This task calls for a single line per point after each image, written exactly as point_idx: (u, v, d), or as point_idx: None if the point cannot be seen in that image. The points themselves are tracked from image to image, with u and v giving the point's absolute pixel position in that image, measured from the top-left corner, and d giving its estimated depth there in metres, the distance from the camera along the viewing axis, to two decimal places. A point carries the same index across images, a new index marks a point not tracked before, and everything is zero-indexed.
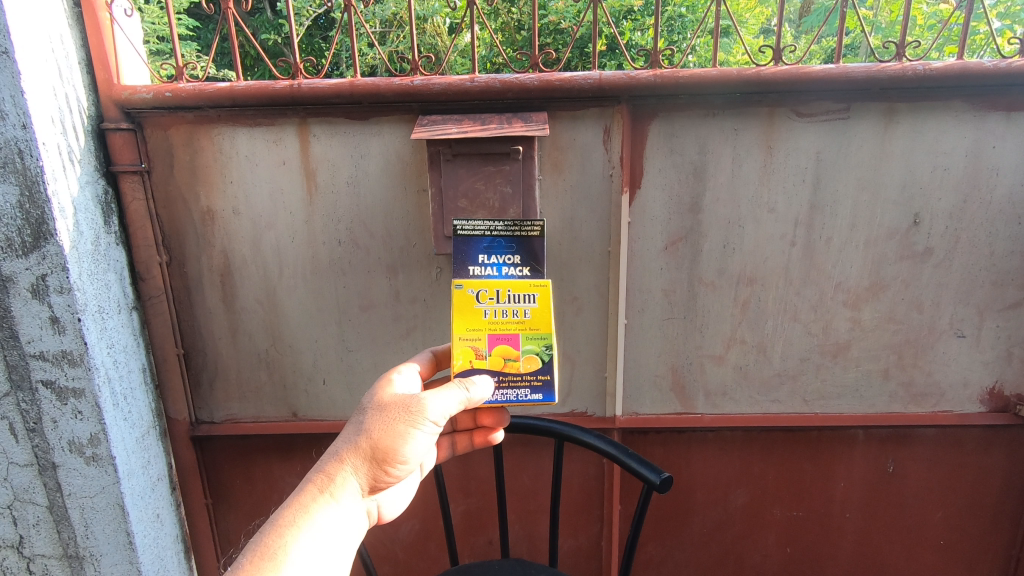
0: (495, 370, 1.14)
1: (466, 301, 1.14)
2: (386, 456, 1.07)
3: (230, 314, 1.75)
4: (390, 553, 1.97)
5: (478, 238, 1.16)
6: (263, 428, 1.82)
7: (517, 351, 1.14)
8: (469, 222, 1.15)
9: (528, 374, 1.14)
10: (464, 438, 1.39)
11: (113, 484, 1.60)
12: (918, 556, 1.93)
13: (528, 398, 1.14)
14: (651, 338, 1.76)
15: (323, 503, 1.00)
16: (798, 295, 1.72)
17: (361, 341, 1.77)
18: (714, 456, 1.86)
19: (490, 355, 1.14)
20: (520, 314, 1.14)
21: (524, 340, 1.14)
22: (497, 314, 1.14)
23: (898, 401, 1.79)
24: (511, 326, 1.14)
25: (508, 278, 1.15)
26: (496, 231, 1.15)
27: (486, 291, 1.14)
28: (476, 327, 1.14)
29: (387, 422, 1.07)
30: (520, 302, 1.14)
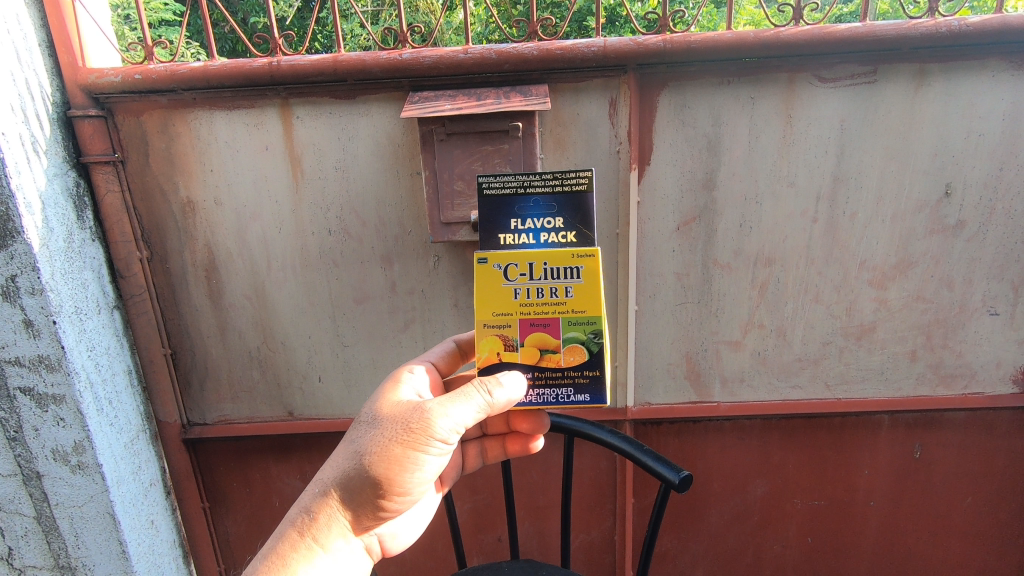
0: (530, 363, 1.04)
1: (494, 279, 1.02)
2: (379, 488, 0.97)
3: (217, 312, 1.66)
4: (396, 553, 1.90)
5: (511, 204, 1.02)
6: (258, 429, 1.74)
7: (557, 339, 1.03)
8: (499, 182, 1.02)
9: (570, 368, 1.04)
10: (496, 444, 1.31)
11: (102, 493, 1.52)
12: (946, 545, 1.85)
13: (571, 399, 1.04)
14: (663, 325, 1.66)
15: (308, 553, 0.92)
16: (819, 275, 1.61)
17: (358, 336, 1.68)
18: (732, 445, 1.77)
19: (524, 345, 1.03)
20: (560, 294, 1.01)
21: (565, 326, 1.03)
22: (531, 294, 1.02)
23: (926, 384, 1.70)
24: (549, 308, 1.02)
25: (546, 248, 1.01)
26: (533, 194, 1.02)
27: (516, 266, 1.01)
28: (506, 310, 1.02)
29: (373, 451, 0.96)
30: (560, 279, 1.01)
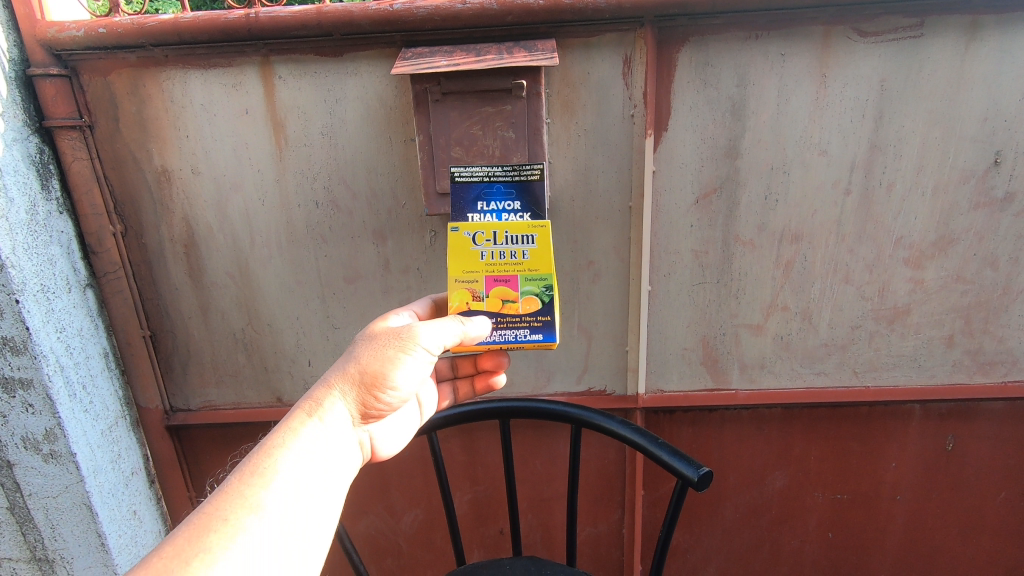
0: (491, 312, 1.03)
1: (462, 245, 1.03)
2: (376, 383, 0.93)
3: (198, 291, 1.54)
4: (392, 545, 1.82)
5: (478, 186, 1.07)
6: (245, 415, 1.64)
7: (515, 293, 1.02)
8: (470, 171, 1.07)
9: (527, 316, 1.03)
10: (466, 384, 1.27)
11: (77, 483, 1.43)
12: (976, 541, 1.74)
13: (527, 339, 1.03)
14: (678, 307, 1.54)
15: (307, 426, 0.86)
16: (850, 253, 1.48)
17: (349, 317, 1.56)
18: (750, 436, 1.65)
19: (488, 297, 1.03)
20: (518, 256, 1.03)
21: (523, 281, 1.03)
22: (493, 256, 1.03)
23: (963, 371, 1.57)
24: (509, 266, 1.03)
25: (506, 221, 1.05)
26: (497, 177, 1.06)
27: (483, 233, 1.04)
28: (471, 269, 1.03)
29: (378, 346, 0.94)
30: (518, 243, 1.03)
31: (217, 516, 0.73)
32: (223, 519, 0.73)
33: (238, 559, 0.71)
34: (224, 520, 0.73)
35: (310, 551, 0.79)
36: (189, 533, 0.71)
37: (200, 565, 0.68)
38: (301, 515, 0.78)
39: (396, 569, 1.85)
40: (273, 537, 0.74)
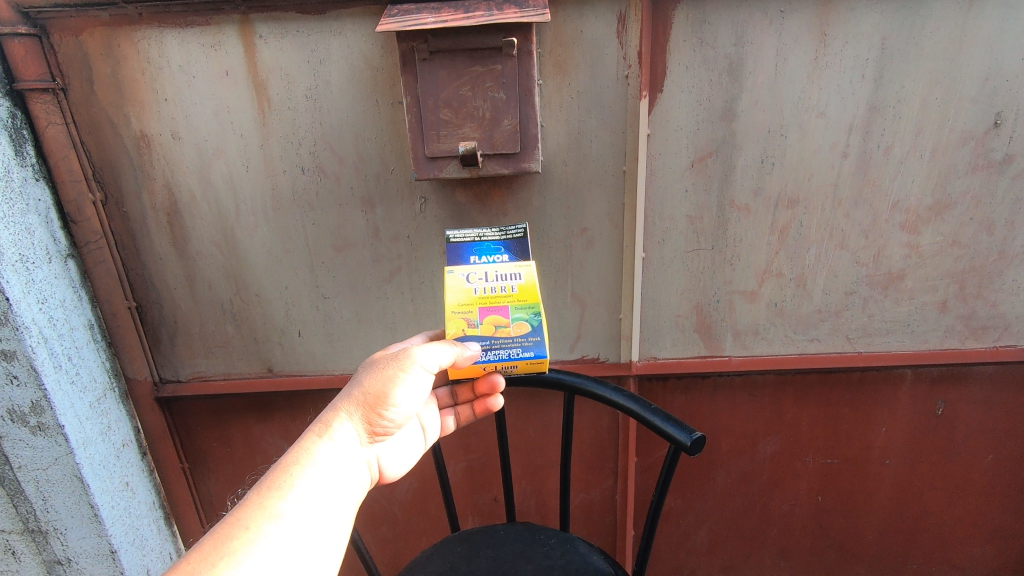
0: (485, 338, 1.04)
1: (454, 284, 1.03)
2: (379, 402, 0.93)
3: (183, 261, 1.51)
4: (387, 513, 1.83)
5: (468, 244, 1.05)
6: (235, 386, 1.62)
7: (507, 319, 1.03)
8: (460, 231, 1.05)
9: (518, 337, 1.05)
10: (467, 408, 1.25)
11: (67, 455, 1.42)
12: (963, 503, 1.77)
13: (520, 356, 1.05)
14: (672, 273, 1.52)
15: (320, 443, 0.87)
16: (846, 218, 1.46)
17: (339, 286, 1.54)
18: (742, 402, 1.66)
19: (481, 324, 1.04)
20: (508, 289, 1.03)
21: (513, 309, 1.03)
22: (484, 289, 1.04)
23: (955, 336, 1.57)
24: (499, 296, 1.03)
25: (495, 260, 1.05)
26: (486, 236, 1.05)
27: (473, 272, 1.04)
28: (463, 300, 1.03)
29: (380, 368, 0.95)
30: (507, 278, 1.03)
31: (237, 526, 0.74)
32: (243, 528, 0.74)
33: (258, 565, 0.71)
34: (245, 528, 0.73)
35: (327, 559, 0.79)
36: (211, 542, 0.71)
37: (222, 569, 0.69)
38: (319, 525, 0.78)
39: (392, 537, 1.86)
40: (290, 546, 0.75)
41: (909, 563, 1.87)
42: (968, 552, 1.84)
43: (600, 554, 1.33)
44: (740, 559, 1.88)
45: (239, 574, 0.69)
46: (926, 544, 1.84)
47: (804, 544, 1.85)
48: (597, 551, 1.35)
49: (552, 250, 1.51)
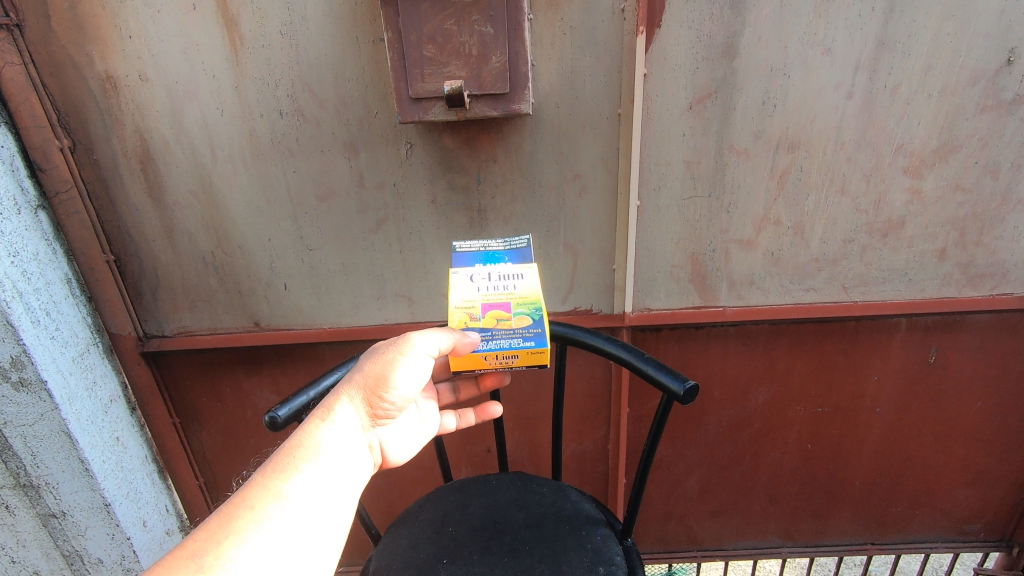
0: (486, 329, 1.03)
1: (458, 283, 1.06)
2: (379, 387, 0.92)
3: (160, 212, 1.45)
4: (381, 464, 1.84)
5: (472, 252, 1.09)
6: (222, 340, 1.60)
7: (508, 313, 1.03)
8: (465, 241, 1.10)
9: (519, 330, 1.03)
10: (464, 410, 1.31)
11: (52, 411, 1.39)
12: (949, 449, 1.79)
13: (520, 346, 1.02)
14: (667, 222, 1.48)
15: (321, 427, 0.85)
16: (848, 162, 1.41)
17: (324, 238, 1.49)
18: (736, 352, 1.65)
19: (482, 318, 1.04)
20: (509, 287, 1.05)
21: (515, 304, 1.04)
22: (487, 289, 1.06)
23: (952, 284, 1.55)
24: (500, 293, 1.05)
25: (497, 263, 1.08)
26: (490, 246, 1.09)
27: (476, 272, 1.07)
28: (465, 297, 1.05)
29: (380, 353, 0.94)
30: (508, 278, 1.06)
31: (242, 506, 0.72)
32: (247, 508, 0.72)
33: (265, 544, 0.70)
34: (249, 508, 0.72)
35: (332, 540, 0.77)
36: (217, 522, 0.70)
37: (228, 548, 0.67)
38: (324, 505, 0.77)
39: (387, 487, 1.88)
40: (297, 524, 0.73)
41: (893, 506, 1.91)
42: (952, 495, 1.88)
43: (591, 501, 1.35)
44: (729, 505, 1.92)
45: (244, 556, 0.68)
46: (911, 488, 1.88)
47: (792, 489, 1.88)
48: (589, 499, 1.37)
49: (544, 198, 1.46)
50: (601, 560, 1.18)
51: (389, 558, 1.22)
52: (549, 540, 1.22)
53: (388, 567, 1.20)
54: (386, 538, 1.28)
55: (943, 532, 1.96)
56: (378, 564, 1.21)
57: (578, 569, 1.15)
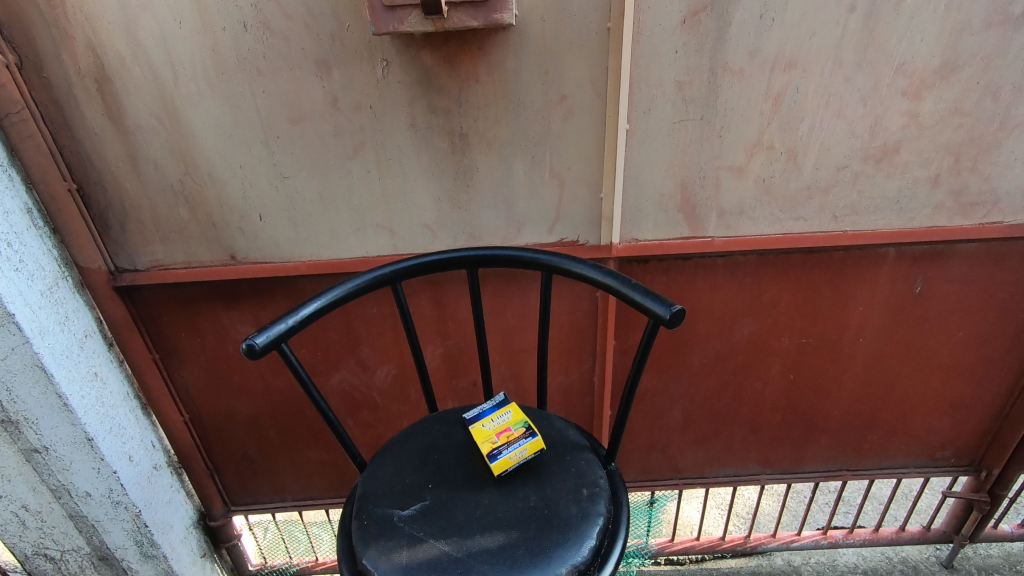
0: (506, 443, 1.21)
1: (476, 432, 1.23)
2: None
3: (122, 136, 1.37)
4: (368, 399, 1.84)
5: (473, 416, 1.28)
6: (197, 273, 1.55)
7: (513, 430, 1.24)
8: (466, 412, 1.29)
9: (525, 438, 1.23)
10: None
11: (24, 345, 1.33)
12: (927, 379, 1.83)
13: (529, 441, 1.22)
14: (657, 147, 1.42)
15: None
16: (846, 83, 1.35)
17: (299, 165, 1.42)
18: (723, 284, 1.64)
19: (501, 439, 1.22)
20: (509, 416, 1.26)
21: (516, 427, 1.24)
22: (495, 424, 1.25)
23: (944, 213, 1.53)
24: (504, 422, 1.25)
25: (496, 409, 1.28)
26: (485, 406, 1.29)
27: (484, 422, 1.25)
28: (484, 435, 1.22)
29: None
30: (508, 413, 1.27)
31: None
32: None
33: None
34: None
35: None
36: None
37: None
38: None
39: (373, 421, 1.89)
40: None
41: (870, 435, 1.97)
42: (926, 423, 1.94)
43: (575, 428, 1.35)
44: (711, 434, 1.96)
45: None
46: (888, 417, 1.92)
47: (773, 419, 1.92)
48: (574, 426, 1.37)
49: (529, 122, 1.39)
50: (584, 482, 1.19)
51: (375, 484, 1.22)
52: (533, 465, 1.24)
53: (373, 492, 1.20)
54: (371, 465, 1.28)
55: (916, 458, 2.03)
56: (363, 489, 1.22)
57: (561, 491, 1.17)
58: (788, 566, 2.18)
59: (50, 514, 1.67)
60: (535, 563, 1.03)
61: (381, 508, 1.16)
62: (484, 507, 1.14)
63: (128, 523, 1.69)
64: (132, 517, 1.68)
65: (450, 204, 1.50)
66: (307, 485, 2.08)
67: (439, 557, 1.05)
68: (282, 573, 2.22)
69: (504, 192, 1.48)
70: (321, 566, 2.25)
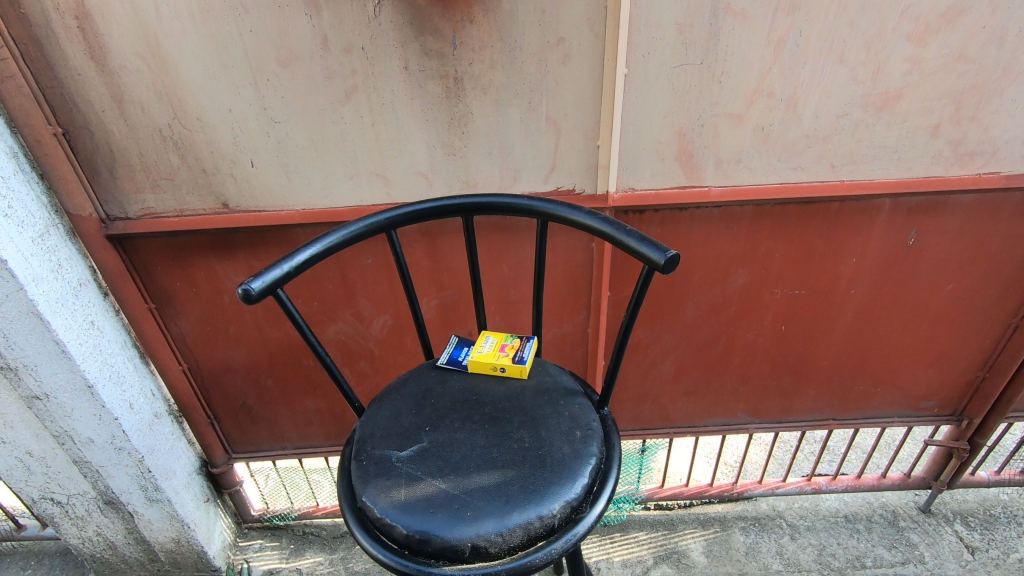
0: (512, 354, 1.38)
1: (476, 360, 1.38)
2: None
3: (106, 78, 1.33)
4: (364, 349, 1.86)
5: (453, 352, 1.44)
6: (189, 222, 1.53)
7: (505, 337, 1.48)
8: (440, 354, 1.44)
9: (524, 341, 1.44)
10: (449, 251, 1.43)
11: (18, 292, 1.33)
12: (916, 330, 1.86)
13: (531, 342, 1.43)
14: (655, 94, 1.40)
15: None
16: (850, 27, 1.32)
17: (290, 109, 1.39)
18: (718, 235, 1.64)
19: (504, 354, 1.39)
20: (496, 340, 1.45)
21: (506, 337, 1.48)
22: (488, 348, 1.42)
23: (941, 163, 1.52)
24: (495, 345, 1.43)
25: (479, 341, 1.46)
26: (458, 344, 1.47)
27: (475, 350, 1.42)
28: (487, 357, 1.38)
29: None
30: (492, 339, 1.46)
31: None
32: None
33: None
34: None
35: None
36: None
37: None
38: None
39: (370, 371, 1.92)
40: None
41: (857, 385, 2.01)
42: (912, 373, 1.98)
43: (569, 374, 1.38)
44: (702, 385, 2.00)
45: None
46: (875, 368, 1.97)
47: (763, 369, 1.96)
48: (567, 372, 1.40)
49: (525, 66, 1.36)
50: (578, 425, 1.22)
51: (373, 428, 1.25)
52: (528, 409, 1.26)
53: (371, 435, 1.23)
54: (369, 410, 1.31)
55: (900, 408, 2.08)
56: (362, 433, 1.25)
57: (554, 433, 1.20)
58: (772, 511, 2.26)
59: (54, 460, 1.70)
60: (529, 499, 1.06)
61: (379, 450, 1.19)
62: (479, 448, 1.17)
63: (132, 468, 1.73)
64: (136, 463, 1.72)
65: (444, 151, 1.48)
66: (306, 433, 2.13)
67: (436, 494, 1.08)
68: (284, 518, 2.27)
69: (500, 139, 1.46)
70: (322, 510, 2.27)
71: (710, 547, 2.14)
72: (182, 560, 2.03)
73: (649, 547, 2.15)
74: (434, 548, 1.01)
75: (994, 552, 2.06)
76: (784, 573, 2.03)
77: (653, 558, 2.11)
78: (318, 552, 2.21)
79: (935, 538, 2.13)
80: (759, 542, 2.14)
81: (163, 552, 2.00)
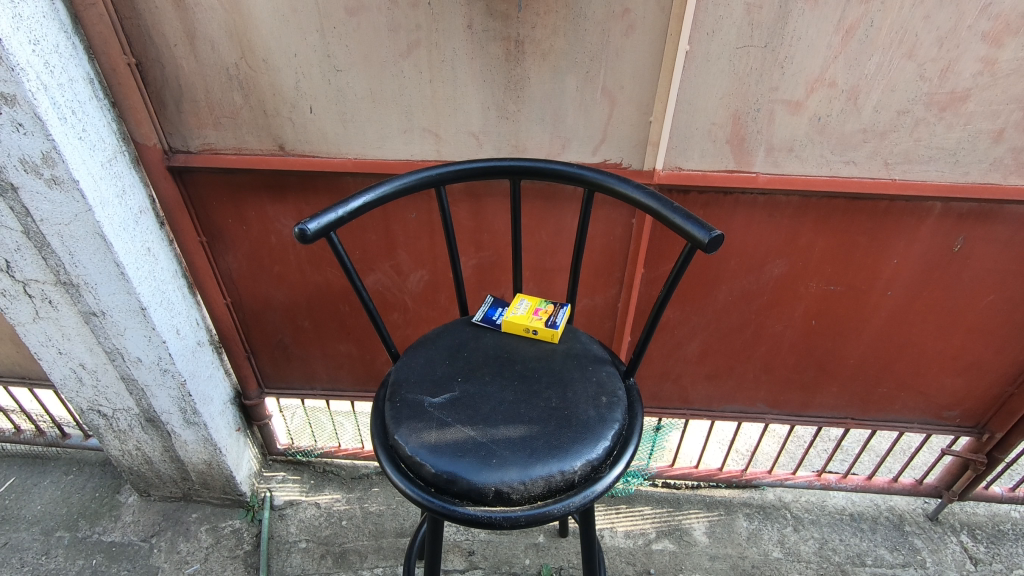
0: (546, 318, 1.42)
1: (510, 321, 1.42)
2: None
3: (181, 13, 1.38)
4: (399, 301, 1.92)
5: (488, 311, 1.49)
6: (246, 161, 1.59)
7: (538, 300, 1.51)
8: (475, 312, 1.49)
9: (557, 306, 1.47)
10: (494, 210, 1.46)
11: (86, 213, 1.40)
12: (949, 337, 1.84)
13: (565, 308, 1.46)
14: (714, 74, 1.39)
15: None
16: (924, 21, 1.29)
17: (352, 59, 1.42)
18: (760, 222, 1.64)
19: (538, 317, 1.43)
20: (530, 304, 1.49)
21: (540, 301, 1.51)
22: (522, 311, 1.46)
23: (1000, 171, 1.49)
24: (530, 308, 1.47)
25: (513, 303, 1.50)
26: (492, 304, 1.51)
27: (510, 311, 1.46)
28: (521, 318, 1.42)
29: None
30: (527, 302, 1.50)
31: None
32: None
33: None
34: None
35: None
36: None
37: None
38: None
39: (402, 323, 1.98)
40: None
41: (880, 386, 2.01)
42: (938, 381, 1.97)
43: (599, 343, 1.42)
44: (724, 369, 2.02)
45: None
46: (900, 371, 1.96)
47: (788, 361, 1.97)
48: (597, 342, 1.43)
49: (587, 34, 1.36)
50: (604, 392, 1.26)
51: (407, 373, 1.31)
52: (557, 371, 1.31)
53: (406, 379, 1.29)
54: (404, 357, 1.37)
55: (922, 414, 2.08)
56: (397, 376, 1.31)
57: (581, 397, 1.24)
58: (778, 501, 2.29)
59: (104, 374, 1.81)
60: (552, 454, 1.11)
61: (412, 394, 1.25)
62: (508, 403, 1.22)
63: (174, 390, 1.83)
64: (178, 386, 1.82)
65: (498, 114, 1.50)
66: (335, 376, 2.22)
67: (465, 440, 1.14)
68: (307, 455, 2.38)
69: (554, 106, 1.47)
70: (342, 451, 2.38)
71: (713, 528, 2.19)
72: (210, 482, 2.15)
73: (653, 522, 2.21)
74: (460, 488, 1.07)
75: (997, 566, 2.08)
76: (783, 561, 2.08)
77: (656, 532, 2.18)
78: (336, 490, 2.32)
79: (938, 545, 2.15)
80: (762, 529, 2.19)
81: (195, 473, 2.12)
